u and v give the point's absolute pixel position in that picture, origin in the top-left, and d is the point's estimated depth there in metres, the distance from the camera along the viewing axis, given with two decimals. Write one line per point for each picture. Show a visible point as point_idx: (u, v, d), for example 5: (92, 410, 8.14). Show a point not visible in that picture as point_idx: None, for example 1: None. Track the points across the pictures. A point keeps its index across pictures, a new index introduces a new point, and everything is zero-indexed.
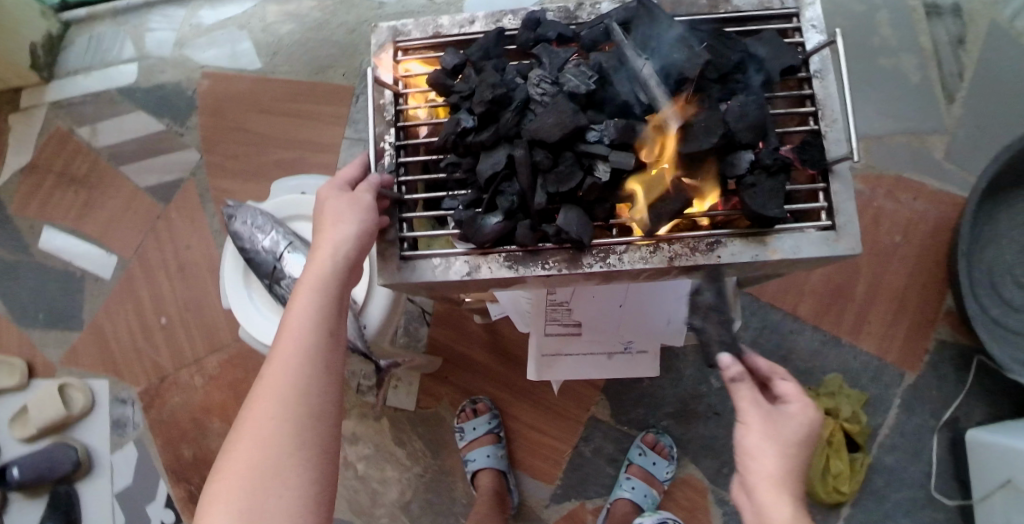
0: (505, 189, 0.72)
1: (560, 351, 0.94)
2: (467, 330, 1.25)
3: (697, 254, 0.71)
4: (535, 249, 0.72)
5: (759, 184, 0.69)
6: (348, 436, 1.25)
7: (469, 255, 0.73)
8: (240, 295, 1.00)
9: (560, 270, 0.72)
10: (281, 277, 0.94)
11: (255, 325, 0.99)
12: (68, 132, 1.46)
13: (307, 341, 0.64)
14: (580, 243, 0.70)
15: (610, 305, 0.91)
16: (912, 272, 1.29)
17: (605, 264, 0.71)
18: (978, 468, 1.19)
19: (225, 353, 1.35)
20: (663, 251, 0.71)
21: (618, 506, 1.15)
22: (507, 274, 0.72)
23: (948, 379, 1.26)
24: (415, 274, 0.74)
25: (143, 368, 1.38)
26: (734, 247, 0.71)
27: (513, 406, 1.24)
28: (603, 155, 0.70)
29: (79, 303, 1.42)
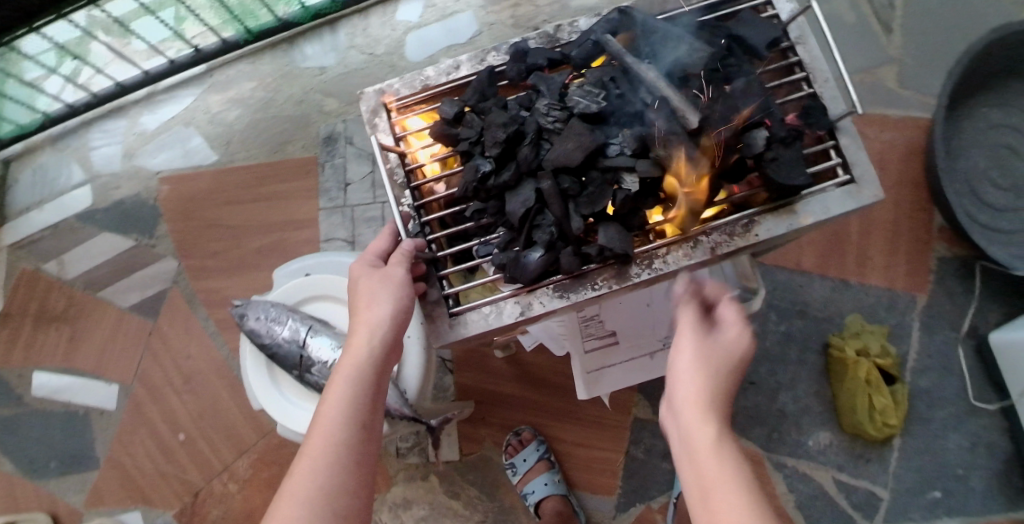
0: (540, 223, 0.72)
1: (603, 365, 0.93)
2: (492, 368, 1.24)
3: (735, 238, 0.72)
4: (581, 273, 0.72)
5: (780, 156, 0.71)
6: (400, 503, 1.22)
7: (517, 295, 0.73)
8: (267, 390, 0.98)
9: (610, 287, 0.72)
10: (310, 364, 0.93)
11: (291, 419, 0.96)
12: (35, 272, 1.41)
13: (337, 432, 0.62)
14: (624, 256, 0.70)
15: (639, 307, 0.92)
16: (898, 199, 1.32)
17: (651, 270, 0.72)
18: (1009, 368, 1.21)
19: (253, 452, 1.31)
20: (704, 243, 0.72)
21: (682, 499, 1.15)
22: (560, 304, 0.72)
23: (957, 292, 1.30)
24: (468, 329, 0.73)
25: (172, 489, 1.33)
26: (768, 223, 0.72)
27: (557, 429, 1.23)
28: (628, 166, 0.71)
29: (90, 440, 1.37)
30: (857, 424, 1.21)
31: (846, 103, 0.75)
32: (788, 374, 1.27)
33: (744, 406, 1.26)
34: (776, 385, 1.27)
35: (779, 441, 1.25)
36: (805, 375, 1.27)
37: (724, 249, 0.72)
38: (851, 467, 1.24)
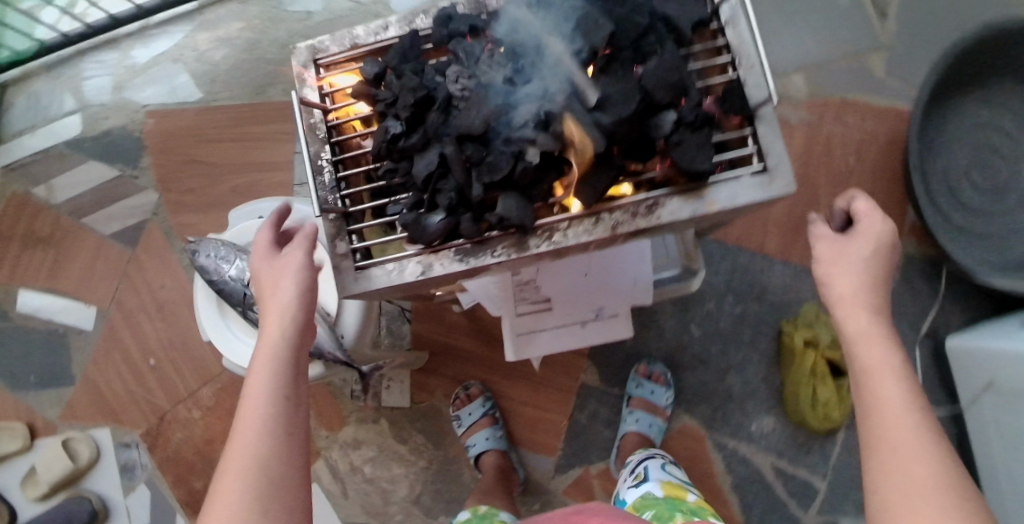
0: (443, 187, 0.72)
1: (535, 328, 0.98)
2: (448, 321, 1.27)
3: (638, 218, 0.70)
4: (483, 239, 0.72)
5: (685, 140, 0.68)
6: (350, 443, 1.29)
7: (420, 255, 0.72)
8: (214, 323, 1.02)
9: (509, 255, 0.71)
10: (253, 303, 0.96)
11: (234, 352, 1.01)
12: (24, 195, 1.46)
13: (266, 406, 0.63)
14: (523, 226, 0.69)
15: (576, 276, 0.94)
16: (873, 191, 1.32)
17: (551, 242, 0.71)
18: (959, 373, 1.24)
19: (219, 382, 1.37)
20: (605, 222, 0.71)
21: (626, 440, 1.20)
22: (460, 268, 0.72)
23: (922, 292, 1.31)
24: (371, 283, 0.73)
25: (141, 411, 1.40)
26: (671, 208, 0.70)
27: (506, 386, 1.27)
28: (530, 138, 0.68)
29: (68, 359, 1.44)
30: (800, 414, 1.23)
31: (767, 91, 0.71)
32: (739, 356, 1.28)
33: (690, 383, 1.28)
34: (725, 365, 1.28)
35: (723, 421, 1.27)
36: (756, 359, 1.28)
37: (624, 228, 0.70)
38: (791, 455, 1.25)
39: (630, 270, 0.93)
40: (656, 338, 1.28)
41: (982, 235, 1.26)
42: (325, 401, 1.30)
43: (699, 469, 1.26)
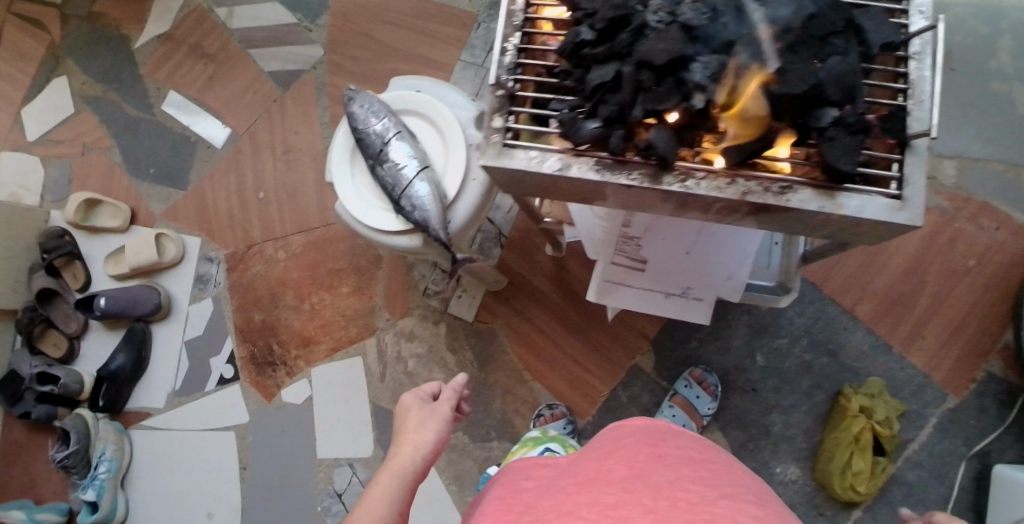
0: (608, 100, 0.71)
1: (622, 281, 1.00)
2: (535, 259, 1.32)
3: (768, 195, 0.68)
4: (623, 159, 0.70)
5: (838, 139, 0.66)
6: (405, 333, 1.36)
7: (563, 153, 0.72)
8: (338, 166, 1.06)
9: (640, 183, 0.69)
10: (384, 160, 1.01)
11: (348, 202, 1.04)
12: (206, 11, 1.59)
13: (384, 506, 0.77)
14: (664, 159, 0.67)
15: (677, 251, 0.98)
16: (977, 299, 1.33)
17: (682, 186, 0.69)
18: (997, 503, 1.21)
19: (310, 235, 1.44)
20: (738, 186, 0.68)
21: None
22: (593, 178, 0.70)
23: (989, 413, 1.29)
24: (510, 162, 0.72)
25: (233, 235, 1.50)
26: (799, 197, 0.67)
27: (562, 338, 1.31)
28: (701, 85, 0.66)
29: (188, 166, 1.55)
30: (827, 475, 1.22)
31: (928, 126, 0.68)
32: (790, 399, 1.28)
33: (734, 405, 1.29)
34: (773, 403, 1.29)
35: (752, 452, 1.28)
36: (806, 410, 1.29)
37: (753, 198, 0.68)
38: (803, 512, 1.26)
39: (728, 265, 0.96)
40: (720, 352, 1.30)
41: None
42: (398, 288, 1.37)
43: None
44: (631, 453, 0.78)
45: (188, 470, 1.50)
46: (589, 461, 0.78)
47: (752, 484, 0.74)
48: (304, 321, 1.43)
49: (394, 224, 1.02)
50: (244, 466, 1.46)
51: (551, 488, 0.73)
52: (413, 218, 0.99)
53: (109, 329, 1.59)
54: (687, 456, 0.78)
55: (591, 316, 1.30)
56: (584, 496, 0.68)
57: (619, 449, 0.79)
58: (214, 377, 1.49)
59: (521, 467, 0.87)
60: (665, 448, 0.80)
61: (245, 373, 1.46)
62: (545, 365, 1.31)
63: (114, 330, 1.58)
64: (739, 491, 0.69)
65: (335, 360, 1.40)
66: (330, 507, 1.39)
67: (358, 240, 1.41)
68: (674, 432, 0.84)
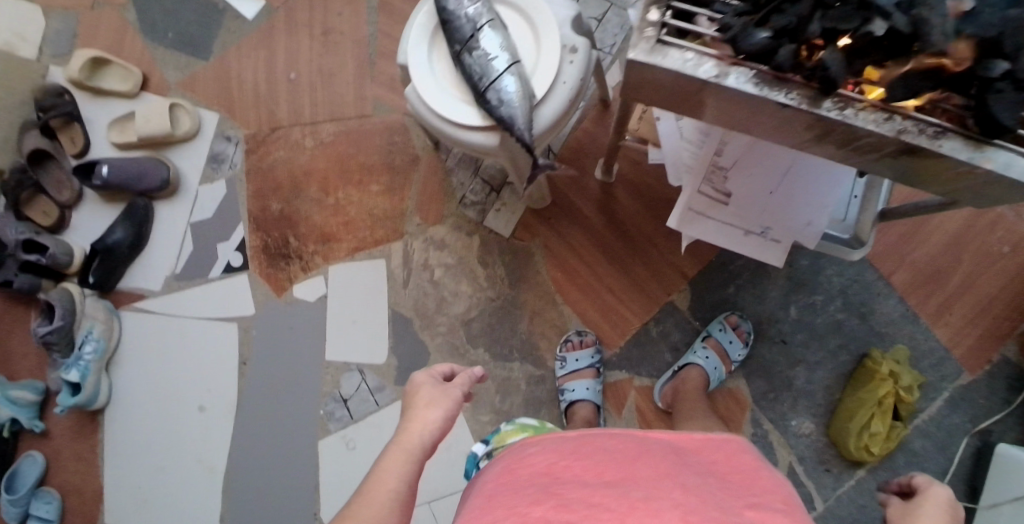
0: (784, 10, 0.64)
1: (704, 213, 1.00)
2: (584, 182, 1.27)
3: (922, 137, 0.65)
4: (783, 76, 0.67)
5: (1004, 93, 0.60)
6: (435, 241, 1.30)
7: (719, 60, 0.68)
8: (418, 52, 1.01)
9: (798, 104, 0.66)
10: (473, 48, 0.96)
11: (428, 92, 0.99)
12: None
13: (392, 494, 0.70)
14: (831, 83, 0.63)
15: (762, 189, 0.98)
16: (1006, 283, 1.32)
17: (840, 114, 0.66)
18: (996, 479, 1.23)
19: (343, 125, 1.35)
20: (892, 123, 0.66)
21: (688, 369, 1.20)
22: (749, 91, 0.67)
23: (997, 393, 1.31)
24: (663, 60, 0.68)
25: (257, 116, 1.39)
26: (950, 145, 0.65)
27: (598, 265, 1.27)
28: (887, 10, 0.60)
29: (213, 35, 1.43)
30: (842, 432, 1.22)
31: None
32: (816, 355, 1.28)
33: (761, 354, 1.29)
34: (799, 357, 1.28)
35: (772, 402, 1.28)
36: (829, 367, 1.28)
37: (907, 138, 0.65)
38: (811, 466, 1.26)
39: (809, 211, 0.97)
40: (755, 300, 1.28)
41: None
42: (433, 193, 1.30)
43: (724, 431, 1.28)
44: (655, 459, 0.69)
45: (180, 358, 1.42)
46: (609, 461, 0.68)
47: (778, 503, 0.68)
48: (326, 216, 1.34)
49: (473, 120, 0.98)
50: (244, 360, 1.40)
51: (572, 477, 0.65)
52: (497, 114, 0.95)
53: (106, 202, 1.45)
54: (711, 469, 0.71)
55: (633, 249, 1.26)
56: (609, 500, 0.60)
57: (648, 454, 0.70)
58: (220, 264, 1.41)
59: (520, 458, 0.75)
60: (687, 462, 0.71)
61: (255, 263, 1.39)
62: (578, 290, 1.27)
63: (114, 203, 1.45)
64: (779, 514, 0.63)
65: (356, 261, 1.33)
66: (333, 412, 1.35)
67: (396, 137, 1.33)
68: (696, 443, 0.76)
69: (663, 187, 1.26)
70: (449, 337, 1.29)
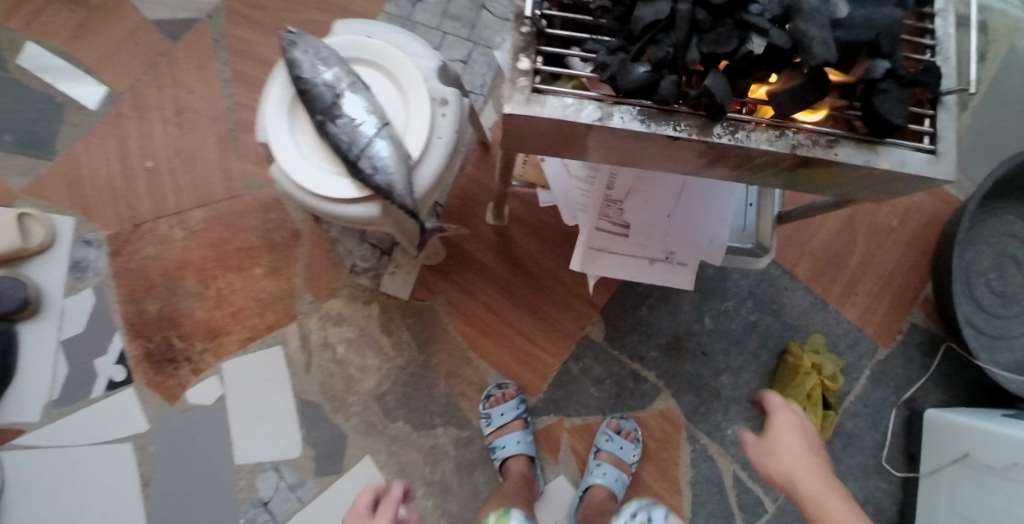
0: (660, 41, 0.61)
1: (606, 249, 0.95)
2: (476, 226, 1.22)
3: (817, 148, 0.63)
4: (669, 108, 0.63)
5: (892, 91, 0.61)
6: (332, 316, 1.22)
7: (601, 102, 0.63)
8: (277, 127, 0.89)
9: (689, 135, 0.62)
10: (337, 115, 0.86)
11: (296, 169, 0.87)
12: None
13: None
14: (720, 108, 0.60)
15: (658, 214, 0.95)
16: (901, 256, 1.36)
17: (732, 138, 0.62)
18: (930, 446, 1.25)
19: (213, 209, 1.24)
20: (787, 138, 0.63)
21: (591, 493, 1.16)
22: (638, 129, 0.62)
23: (914, 362, 1.33)
24: (544, 110, 0.62)
25: (116, 212, 1.27)
26: (846, 151, 0.63)
27: (508, 312, 1.22)
28: (762, 28, 0.59)
29: (57, 132, 1.28)
30: None
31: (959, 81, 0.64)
32: (738, 360, 1.26)
33: (686, 369, 1.25)
34: (723, 365, 1.26)
35: (705, 415, 1.24)
36: (753, 369, 1.27)
37: (803, 152, 0.62)
38: (755, 471, 1.24)
39: (710, 227, 0.95)
40: (669, 317, 1.25)
41: (998, 335, 1.27)
42: (322, 265, 1.22)
43: (664, 454, 1.24)
44: None
45: (71, 493, 1.26)
46: None
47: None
48: (208, 309, 1.24)
49: (348, 192, 0.87)
50: (145, 481, 1.26)
51: None
52: (373, 183, 0.85)
53: None
54: None
55: (538, 288, 1.23)
56: None
57: None
58: (102, 381, 1.27)
59: None
60: None
61: (139, 373, 1.26)
62: (491, 341, 1.22)
63: None
64: None
65: (249, 352, 1.23)
66: (254, 518, 1.23)
67: (271, 213, 1.23)
68: None
69: (557, 222, 1.24)
70: (364, 416, 1.22)
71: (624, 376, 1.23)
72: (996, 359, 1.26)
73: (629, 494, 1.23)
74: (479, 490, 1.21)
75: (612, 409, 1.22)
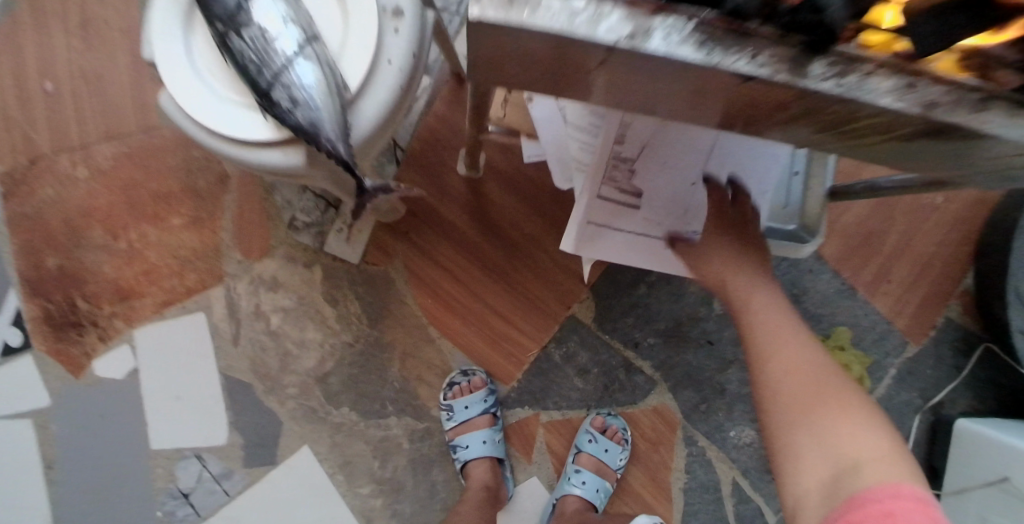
0: None
1: (609, 225, 0.76)
2: (445, 180, 1.02)
3: (959, 111, 0.37)
4: (739, 25, 0.36)
5: None
6: (264, 281, 1.03)
7: (629, 6, 0.36)
8: (171, 44, 0.69)
9: (773, 74, 0.36)
10: (246, 27, 0.66)
11: (192, 100, 0.68)
12: None
13: None
14: (830, 36, 0.35)
15: (680, 181, 0.75)
16: (944, 238, 1.16)
17: (838, 84, 0.36)
18: (958, 461, 1.07)
19: (123, 144, 1.03)
20: (919, 91, 0.36)
21: (565, 503, 0.99)
22: (691, 58, 0.36)
23: (946, 362, 1.15)
24: (533, 16, 0.35)
25: (10, 143, 1.04)
26: (997, 122, 0.37)
27: (481, 285, 1.02)
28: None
29: None
30: None
31: None
32: None
33: (685, 361, 1.04)
34: (732, 357, 1.04)
35: (705, 415, 1.04)
36: None
37: (939, 116, 0.37)
38: (758, 477, 1.04)
39: None
40: (672, 299, 1.04)
41: None
42: (253, 219, 1.02)
43: (655, 458, 1.05)
44: None
45: None
46: None
47: (875, 501, 0.53)
48: (119, 266, 1.04)
49: (261, 132, 0.67)
50: (48, 464, 1.05)
51: None
52: (291, 122, 0.65)
53: None
54: None
55: (518, 258, 1.02)
56: None
57: None
58: None
59: None
60: None
61: (39, 338, 1.04)
62: (457, 318, 1.03)
63: None
64: None
65: (167, 319, 1.03)
66: (174, 511, 1.04)
67: (195, 151, 1.03)
68: None
69: (543, 178, 1.02)
70: (303, 400, 1.03)
71: (613, 366, 1.04)
72: None
73: (611, 502, 1.05)
74: (436, 492, 1.03)
75: (598, 403, 1.04)
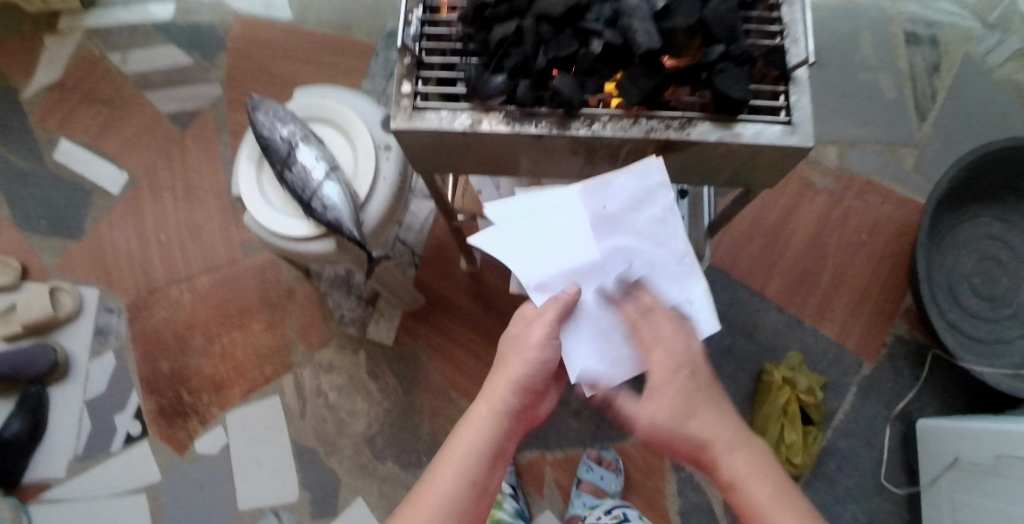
0: (513, 53, 0.71)
1: None
2: (451, 275, 1.33)
3: (670, 130, 0.70)
4: (531, 110, 0.71)
5: (728, 70, 0.68)
6: (324, 365, 1.33)
7: (472, 110, 0.72)
8: (249, 182, 1.04)
9: (549, 131, 0.71)
10: (292, 165, 0.99)
11: (258, 210, 1.01)
12: (99, 58, 1.52)
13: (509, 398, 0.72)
14: (570, 104, 0.69)
15: None
16: (875, 270, 1.36)
17: (589, 129, 0.70)
18: (925, 455, 1.21)
19: (217, 272, 1.39)
20: (641, 125, 0.70)
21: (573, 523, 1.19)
22: (504, 130, 0.71)
23: (903, 374, 1.31)
24: (422, 124, 0.71)
25: (134, 280, 1.41)
26: (703, 129, 0.69)
27: (485, 350, 1.30)
28: (597, 31, 0.69)
29: (85, 213, 1.45)
30: None
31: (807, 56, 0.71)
32: None
33: None
34: None
35: None
36: (732, 393, 1.32)
37: (657, 135, 0.70)
38: None
39: None
40: None
41: (985, 340, 1.23)
42: (310, 318, 1.35)
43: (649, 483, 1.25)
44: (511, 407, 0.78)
45: None
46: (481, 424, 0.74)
47: None
48: (214, 363, 1.36)
49: (304, 228, 1.00)
50: None
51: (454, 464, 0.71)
52: (325, 220, 0.96)
53: None
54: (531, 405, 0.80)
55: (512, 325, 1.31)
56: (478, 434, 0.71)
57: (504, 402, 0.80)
58: (120, 436, 1.35)
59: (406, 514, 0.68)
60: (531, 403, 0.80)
61: (154, 427, 1.34)
62: (469, 380, 1.29)
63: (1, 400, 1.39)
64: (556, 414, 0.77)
65: (251, 402, 1.33)
66: None
67: (268, 274, 1.38)
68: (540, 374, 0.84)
69: None
70: (356, 458, 1.29)
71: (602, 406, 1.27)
72: (991, 364, 1.22)
73: None
74: None
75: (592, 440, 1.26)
